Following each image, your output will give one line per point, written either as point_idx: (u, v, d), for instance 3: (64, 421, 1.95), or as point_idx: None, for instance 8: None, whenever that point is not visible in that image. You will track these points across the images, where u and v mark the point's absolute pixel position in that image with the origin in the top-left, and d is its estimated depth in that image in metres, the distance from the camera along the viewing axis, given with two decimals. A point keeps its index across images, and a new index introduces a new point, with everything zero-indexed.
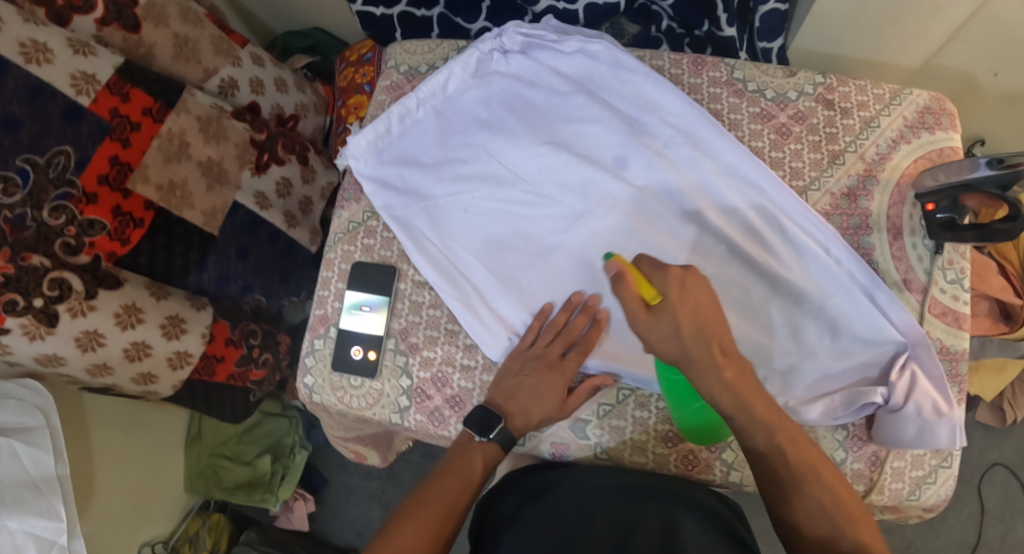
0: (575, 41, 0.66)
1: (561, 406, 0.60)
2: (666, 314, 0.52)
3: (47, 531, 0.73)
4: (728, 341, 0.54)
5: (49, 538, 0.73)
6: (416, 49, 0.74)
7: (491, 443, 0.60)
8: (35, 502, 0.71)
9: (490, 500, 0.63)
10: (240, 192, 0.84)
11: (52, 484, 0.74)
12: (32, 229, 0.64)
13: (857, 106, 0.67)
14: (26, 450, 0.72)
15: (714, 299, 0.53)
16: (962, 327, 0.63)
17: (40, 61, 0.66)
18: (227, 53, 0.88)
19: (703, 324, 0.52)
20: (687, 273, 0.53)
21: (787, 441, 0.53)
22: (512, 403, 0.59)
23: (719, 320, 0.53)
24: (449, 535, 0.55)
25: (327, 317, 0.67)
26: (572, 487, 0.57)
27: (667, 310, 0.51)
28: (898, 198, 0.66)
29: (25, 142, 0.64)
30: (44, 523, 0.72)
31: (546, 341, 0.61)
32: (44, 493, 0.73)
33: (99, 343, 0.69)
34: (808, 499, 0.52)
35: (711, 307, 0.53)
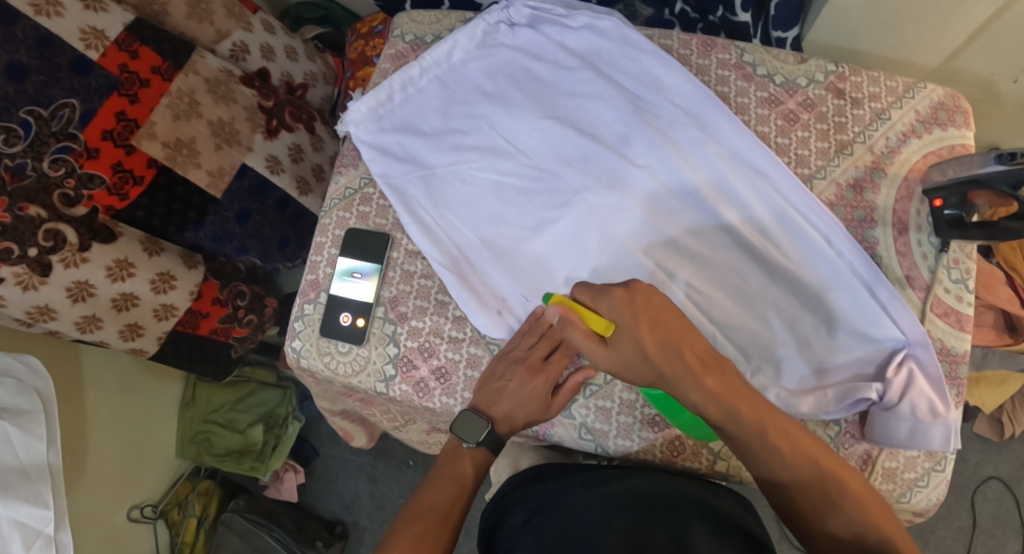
0: (584, 17, 0.66)
1: (547, 408, 0.60)
2: (624, 339, 0.50)
3: (33, 520, 0.69)
4: (697, 344, 0.52)
5: (35, 527, 0.69)
6: (424, 19, 0.74)
7: (480, 448, 0.60)
8: (23, 489, 0.68)
9: (498, 514, 0.61)
10: (250, 155, 0.83)
11: (41, 471, 0.71)
12: (32, 178, 0.64)
13: (869, 97, 0.66)
14: (19, 435, 0.69)
15: (669, 306, 0.51)
16: (965, 329, 0.62)
17: (50, 14, 0.65)
18: (239, 18, 0.86)
19: (665, 336, 0.50)
20: (634, 291, 0.51)
21: (776, 435, 0.51)
22: (495, 409, 0.59)
23: (678, 323, 0.51)
24: (448, 540, 0.55)
25: (318, 283, 0.67)
26: (578, 496, 0.56)
27: (623, 336, 0.50)
28: (905, 193, 0.64)
29: (31, 92, 0.64)
30: (32, 511, 0.69)
31: (530, 344, 0.60)
32: (34, 480, 0.70)
33: (89, 294, 0.70)
34: (843, 513, 0.50)
35: (666, 316, 0.51)
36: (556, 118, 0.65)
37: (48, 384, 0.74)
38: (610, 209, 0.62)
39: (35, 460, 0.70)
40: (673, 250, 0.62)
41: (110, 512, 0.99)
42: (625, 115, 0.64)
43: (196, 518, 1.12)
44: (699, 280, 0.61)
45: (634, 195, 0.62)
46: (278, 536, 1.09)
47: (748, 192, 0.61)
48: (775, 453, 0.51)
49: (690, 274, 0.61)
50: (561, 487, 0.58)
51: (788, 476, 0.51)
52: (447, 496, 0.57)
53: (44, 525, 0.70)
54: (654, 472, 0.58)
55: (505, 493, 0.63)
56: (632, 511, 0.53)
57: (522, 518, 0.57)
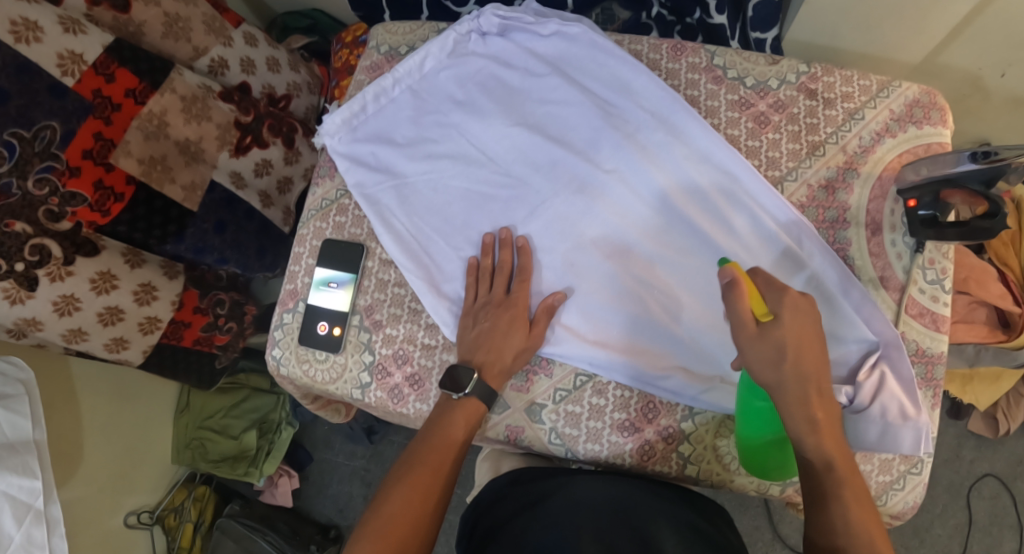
0: (553, 24, 0.67)
1: (529, 338, 0.60)
2: (775, 333, 0.50)
3: (23, 493, 0.73)
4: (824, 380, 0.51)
5: (25, 501, 0.73)
6: (398, 30, 0.75)
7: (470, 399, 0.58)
8: (11, 462, 0.71)
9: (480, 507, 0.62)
10: (216, 171, 0.86)
11: (29, 446, 0.74)
12: (16, 196, 0.67)
13: (841, 97, 0.66)
14: (4, 415, 0.73)
15: (817, 336, 0.51)
16: (940, 329, 0.62)
17: (30, 40, 0.67)
18: (220, 32, 0.89)
19: (803, 359, 0.50)
20: (802, 300, 0.51)
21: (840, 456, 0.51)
22: (483, 352, 0.59)
23: (819, 359, 0.51)
24: (436, 499, 0.55)
25: (296, 292, 0.68)
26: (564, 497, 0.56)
27: (779, 327, 0.50)
28: (879, 192, 0.64)
29: (13, 114, 0.66)
30: (20, 484, 0.72)
31: (488, 288, 0.62)
32: (20, 454, 0.73)
33: (75, 309, 0.73)
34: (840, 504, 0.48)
35: (812, 343, 0.51)
36: (526, 125, 0.66)
37: (28, 373, 0.77)
38: (580, 213, 0.63)
39: (23, 437, 0.74)
40: (644, 255, 0.62)
41: (106, 518, 1.00)
42: (595, 120, 0.64)
43: (192, 523, 1.14)
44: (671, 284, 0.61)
45: (603, 199, 0.63)
46: (272, 540, 1.11)
47: (719, 195, 0.62)
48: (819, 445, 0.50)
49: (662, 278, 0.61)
50: (553, 485, 0.58)
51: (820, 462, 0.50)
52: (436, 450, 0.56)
53: (33, 499, 0.74)
54: (638, 482, 0.58)
55: (488, 495, 0.63)
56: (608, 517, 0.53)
57: (504, 517, 0.58)
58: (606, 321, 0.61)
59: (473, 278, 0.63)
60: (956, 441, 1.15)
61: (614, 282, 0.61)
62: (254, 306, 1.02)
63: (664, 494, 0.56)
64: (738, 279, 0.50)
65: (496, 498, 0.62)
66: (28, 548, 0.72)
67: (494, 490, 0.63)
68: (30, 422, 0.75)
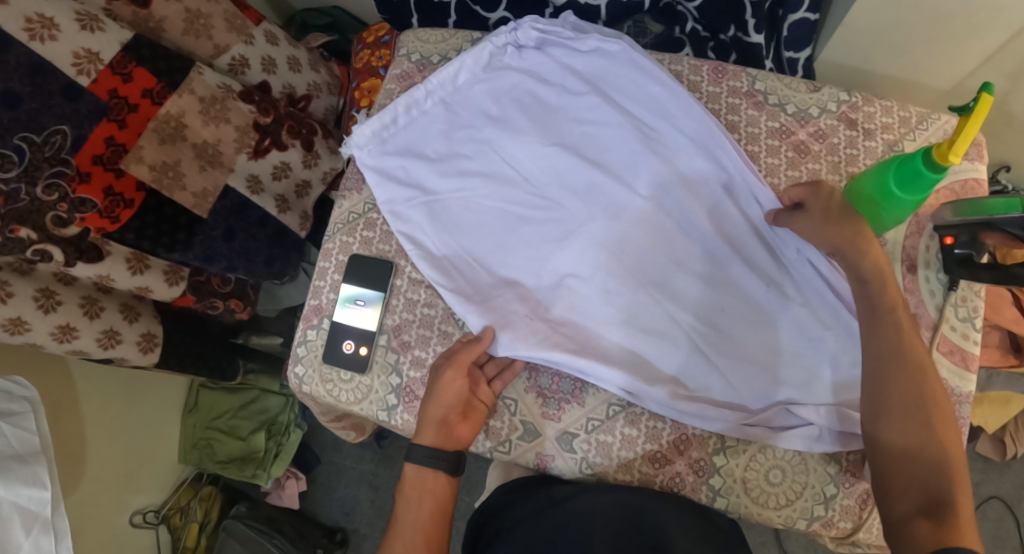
0: (592, 41, 0.66)
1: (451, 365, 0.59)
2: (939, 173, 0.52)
3: (32, 502, 0.71)
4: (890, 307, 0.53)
5: (33, 511, 0.70)
6: (430, 39, 0.74)
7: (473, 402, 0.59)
8: (18, 469, 0.70)
9: (482, 514, 0.62)
10: (231, 175, 0.84)
11: (37, 457, 0.73)
12: (24, 202, 0.65)
13: (881, 128, 0.65)
14: (12, 430, 0.71)
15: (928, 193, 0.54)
16: (970, 368, 0.61)
17: (44, 38, 0.65)
18: (241, 30, 0.86)
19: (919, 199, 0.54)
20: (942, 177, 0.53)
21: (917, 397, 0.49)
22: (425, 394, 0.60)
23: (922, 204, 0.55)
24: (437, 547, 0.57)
25: (320, 308, 0.67)
26: (574, 510, 0.54)
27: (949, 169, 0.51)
28: (915, 228, 0.64)
29: (24, 119, 0.64)
30: (29, 494, 0.70)
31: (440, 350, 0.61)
32: (29, 464, 0.72)
33: (72, 280, 0.76)
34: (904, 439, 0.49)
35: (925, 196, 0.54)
36: (561, 145, 0.65)
37: (33, 390, 0.76)
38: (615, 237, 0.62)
39: (30, 448, 0.73)
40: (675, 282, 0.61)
41: (110, 519, 0.99)
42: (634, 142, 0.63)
43: (198, 523, 1.13)
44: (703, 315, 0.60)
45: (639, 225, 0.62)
46: (279, 543, 1.10)
47: (750, 224, 0.62)
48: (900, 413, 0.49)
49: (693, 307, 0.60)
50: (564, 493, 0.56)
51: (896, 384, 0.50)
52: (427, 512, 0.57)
53: (41, 508, 0.72)
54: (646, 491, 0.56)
55: (495, 501, 0.61)
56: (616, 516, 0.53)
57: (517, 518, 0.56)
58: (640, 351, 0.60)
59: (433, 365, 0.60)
60: None
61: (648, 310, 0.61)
62: (249, 313, 1.01)
63: (673, 501, 0.56)
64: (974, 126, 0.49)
65: (504, 502, 0.60)
66: None
67: (495, 498, 0.61)
68: (36, 439, 0.74)
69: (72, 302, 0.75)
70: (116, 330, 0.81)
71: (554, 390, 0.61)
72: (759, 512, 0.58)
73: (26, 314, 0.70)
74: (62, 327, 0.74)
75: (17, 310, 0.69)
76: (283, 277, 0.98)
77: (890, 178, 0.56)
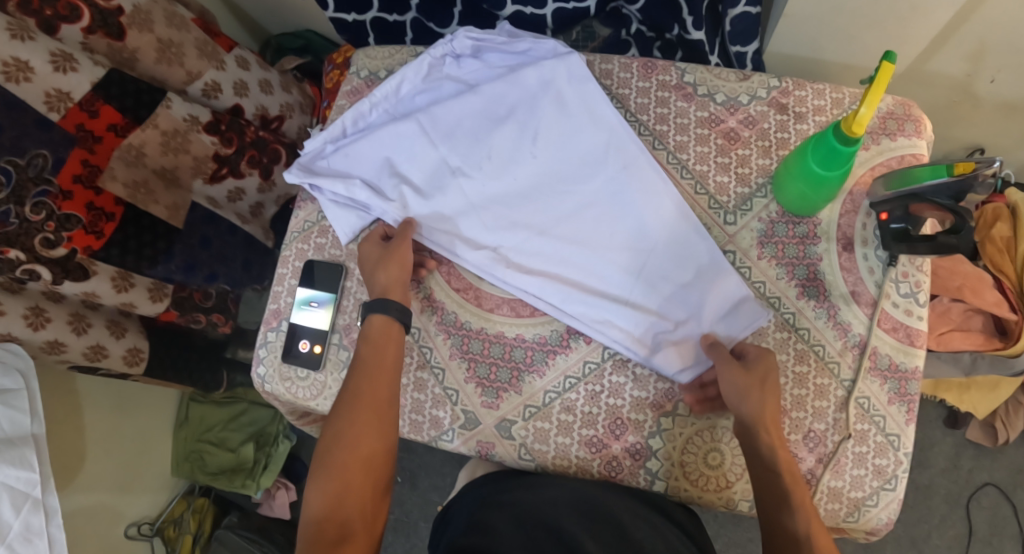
0: (525, 43, 0.69)
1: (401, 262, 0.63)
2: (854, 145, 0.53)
3: (20, 483, 0.72)
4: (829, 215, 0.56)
5: (23, 491, 0.72)
6: (378, 55, 0.76)
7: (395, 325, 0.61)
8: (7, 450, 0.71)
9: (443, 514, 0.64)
10: (194, 194, 0.89)
11: (27, 440, 0.74)
12: (14, 224, 0.69)
13: (812, 111, 0.66)
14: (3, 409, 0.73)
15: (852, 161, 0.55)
16: (915, 344, 0.61)
17: (20, 80, 0.67)
18: (211, 56, 0.89)
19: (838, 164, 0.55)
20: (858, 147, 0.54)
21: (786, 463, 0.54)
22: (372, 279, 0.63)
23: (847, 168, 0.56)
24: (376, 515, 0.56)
25: (280, 311, 0.69)
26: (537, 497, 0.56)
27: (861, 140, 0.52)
28: (850, 207, 0.64)
29: (6, 144, 0.68)
30: (17, 474, 0.72)
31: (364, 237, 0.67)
32: (18, 446, 0.73)
33: (60, 297, 0.80)
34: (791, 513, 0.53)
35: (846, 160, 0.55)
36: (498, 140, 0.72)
37: (27, 364, 0.75)
38: (526, 204, 0.65)
39: (20, 431, 0.74)
40: (589, 239, 0.63)
41: (106, 532, 1.02)
42: (511, 107, 0.67)
43: (191, 535, 1.16)
44: (627, 259, 0.62)
45: (548, 182, 0.65)
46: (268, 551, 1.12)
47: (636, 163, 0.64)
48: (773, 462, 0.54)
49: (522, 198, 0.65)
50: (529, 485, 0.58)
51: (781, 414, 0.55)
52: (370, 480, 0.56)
53: (31, 488, 0.73)
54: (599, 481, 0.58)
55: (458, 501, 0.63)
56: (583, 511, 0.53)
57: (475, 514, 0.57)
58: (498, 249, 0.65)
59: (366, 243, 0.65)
60: (954, 451, 1.14)
61: (580, 272, 0.63)
62: (231, 325, 1.05)
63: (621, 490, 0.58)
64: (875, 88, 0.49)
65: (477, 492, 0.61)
66: (26, 538, 0.72)
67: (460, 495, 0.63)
68: (27, 417, 0.75)
69: (60, 319, 0.79)
70: (103, 345, 0.85)
71: (492, 379, 0.62)
72: (699, 495, 0.59)
73: (16, 331, 0.74)
74: (51, 341, 0.78)
75: (7, 327, 0.73)
76: (263, 279, 1.04)
77: (809, 159, 0.57)
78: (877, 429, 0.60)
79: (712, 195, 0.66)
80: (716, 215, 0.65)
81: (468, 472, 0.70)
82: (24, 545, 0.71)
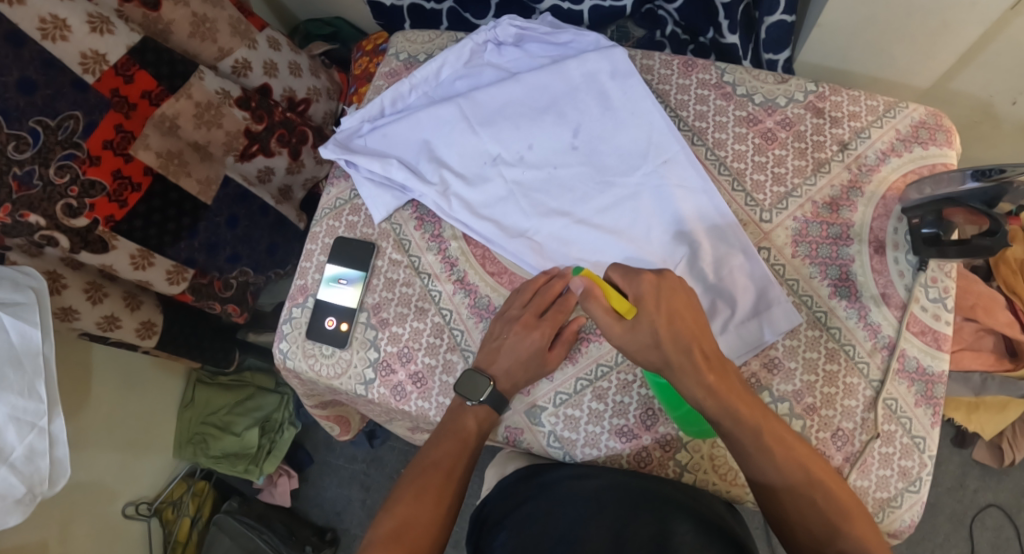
0: (568, 34, 0.69)
1: (545, 362, 0.60)
2: (643, 322, 0.54)
3: (28, 413, 0.69)
4: (708, 345, 0.55)
5: (30, 420, 0.69)
6: (417, 39, 0.77)
7: (483, 406, 0.61)
8: (10, 379, 0.67)
9: (481, 514, 0.62)
10: (228, 168, 0.89)
11: (36, 361, 0.69)
12: (38, 187, 0.69)
13: (848, 116, 0.67)
14: (13, 324, 0.67)
15: (689, 300, 0.55)
16: (942, 348, 0.61)
17: (56, 38, 0.68)
18: (245, 35, 0.90)
19: (679, 329, 0.54)
20: (661, 279, 0.55)
21: (804, 479, 0.53)
22: (494, 367, 0.60)
23: (696, 325, 0.55)
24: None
25: (306, 288, 0.69)
26: (576, 496, 0.56)
27: (643, 319, 0.54)
28: (882, 211, 0.64)
29: (39, 104, 0.67)
30: (24, 404, 0.68)
31: (523, 303, 0.62)
32: (26, 371, 0.68)
33: (78, 265, 0.79)
34: (847, 540, 0.51)
35: (687, 310, 0.55)
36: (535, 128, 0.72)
37: (41, 280, 0.70)
38: (562, 193, 0.65)
39: (30, 346, 0.69)
40: (624, 231, 0.63)
41: (102, 510, 1.00)
42: (553, 98, 0.67)
43: (189, 518, 1.14)
44: (660, 254, 0.62)
45: (585, 175, 0.65)
46: (268, 539, 1.11)
47: (674, 162, 0.64)
48: (777, 465, 0.53)
49: (559, 191, 0.65)
50: (552, 481, 0.58)
51: (779, 481, 0.53)
52: (424, 518, 0.57)
53: (38, 419, 0.70)
54: (623, 473, 0.58)
55: (495, 495, 0.62)
56: (614, 513, 0.54)
57: (499, 516, 0.59)
58: (532, 238, 0.65)
59: (514, 295, 0.63)
60: (960, 470, 1.14)
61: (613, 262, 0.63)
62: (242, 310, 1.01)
63: (648, 482, 0.57)
64: (591, 287, 0.55)
65: (510, 493, 0.60)
66: (30, 460, 0.69)
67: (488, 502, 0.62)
68: (40, 333, 0.69)
69: (77, 286, 0.78)
70: (116, 316, 0.84)
71: None
72: (727, 489, 0.59)
73: None
74: (63, 309, 0.77)
75: None
76: (286, 265, 1.03)
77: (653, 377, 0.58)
78: (903, 431, 0.60)
79: (748, 192, 0.66)
80: (752, 212, 0.65)
81: (498, 467, 0.68)
82: (25, 464, 0.69)
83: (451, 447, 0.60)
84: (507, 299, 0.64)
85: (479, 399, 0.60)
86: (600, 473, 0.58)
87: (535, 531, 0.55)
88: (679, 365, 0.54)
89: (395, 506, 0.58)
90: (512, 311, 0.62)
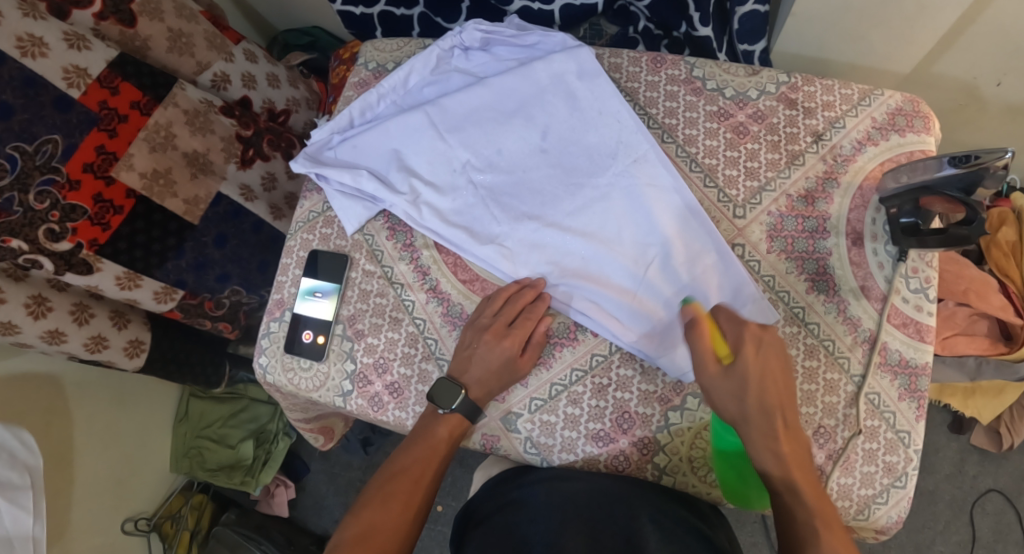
0: (534, 36, 0.69)
1: (516, 367, 0.60)
2: (737, 368, 0.53)
3: None
4: (790, 415, 0.54)
5: None
6: (386, 47, 0.76)
7: (456, 415, 0.60)
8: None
9: (466, 516, 0.63)
10: (224, 183, 0.88)
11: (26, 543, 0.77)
12: (19, 213, 0.69)
13: (822, 106, 0.66)
14: (7, 509, 0.76)
15: (785, 369, 0.54)
16: (925, 340, 0.60)
17: (35, 55, 0.68)
18: (221, 48, 0.90)
19: (768, 395, 0.53)
20: (764, 333, 0.55)
21: (809, 490, 0.52)
22: (466, 376, 0.60)
23: (785, 393, 0.54)
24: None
25: (283, 301, 0.69)
26: (552, 502, 0.57)
27: (740, 368, 0.53)
28: (860, 202, 0.64)
29: (17, 129, 0.68)
30: None
31: (494, 312, 0.62)
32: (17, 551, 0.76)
33: (64, 286, 0.79)
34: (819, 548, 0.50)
35: (779, 377, 0.54)
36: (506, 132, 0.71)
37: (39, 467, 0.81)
38: (534, 197, 0.65)
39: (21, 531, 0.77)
40: (597, 234, 0.63)
41: (100, 527, 1.00)
42: (521, 101, 0.66)
43: (188, 531, 1.15)
44: (633, 256, 0.62)
45: (556, 178, 0.65)
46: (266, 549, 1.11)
47: (645, 162, 0.63)
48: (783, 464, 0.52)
49: (530, 195, 0.65)
50: (532, 488, 0.59)
51: (775, 469, 0.53)
52: (392, 521, 0.58)
53: None
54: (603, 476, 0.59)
55: (480, 498, 0.63)
56: (587, 517, 0.55)
57: (483, 515, 0.61)
58: (506, 245, 0.64)
59: (484, 302, 0.63)
60: (958, 456, 1.13)
61: (587, 266, 0.62)
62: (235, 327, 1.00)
63: (626, 486, 0.57)
64: (698, 320, 0.55)
65: (495, 497, 0.62)
66: None
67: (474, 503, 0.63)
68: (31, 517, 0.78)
69: (63, 309, 0.78)
70: (104, 336, 0.84)
71: None
72: (708, 491, 0.59)
73: (17, 319, 0.73)
74: (52, 331, 0.77)
75: (8, 314, 0.72)
76: None
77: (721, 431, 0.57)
78: (887, 426, 0.59)
79: (721, 188, 0.65)
80: (725, 208, 0.65)
81: (483, 473, 0.69)
82: None
83: (424, 454, 0.60)
84: (478, 305, 0.64)
85: (452, 408, 0.59)
86: (581, 476, 0.59)
87: (512, 532, 0.57)
88: (756, 428, 0.53)
89: (363, 509, 0.59)
90: (480, 320, 0.62)
